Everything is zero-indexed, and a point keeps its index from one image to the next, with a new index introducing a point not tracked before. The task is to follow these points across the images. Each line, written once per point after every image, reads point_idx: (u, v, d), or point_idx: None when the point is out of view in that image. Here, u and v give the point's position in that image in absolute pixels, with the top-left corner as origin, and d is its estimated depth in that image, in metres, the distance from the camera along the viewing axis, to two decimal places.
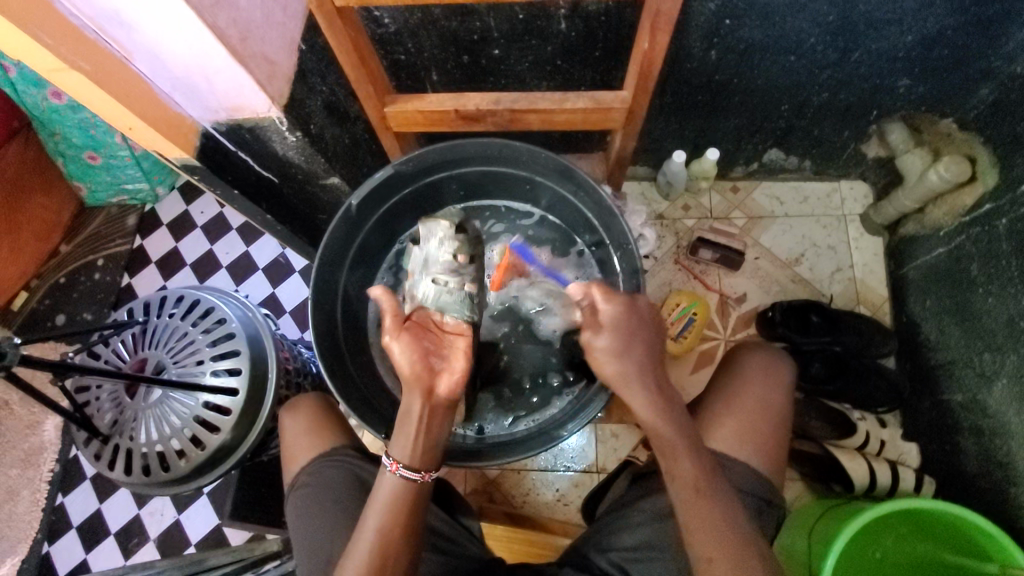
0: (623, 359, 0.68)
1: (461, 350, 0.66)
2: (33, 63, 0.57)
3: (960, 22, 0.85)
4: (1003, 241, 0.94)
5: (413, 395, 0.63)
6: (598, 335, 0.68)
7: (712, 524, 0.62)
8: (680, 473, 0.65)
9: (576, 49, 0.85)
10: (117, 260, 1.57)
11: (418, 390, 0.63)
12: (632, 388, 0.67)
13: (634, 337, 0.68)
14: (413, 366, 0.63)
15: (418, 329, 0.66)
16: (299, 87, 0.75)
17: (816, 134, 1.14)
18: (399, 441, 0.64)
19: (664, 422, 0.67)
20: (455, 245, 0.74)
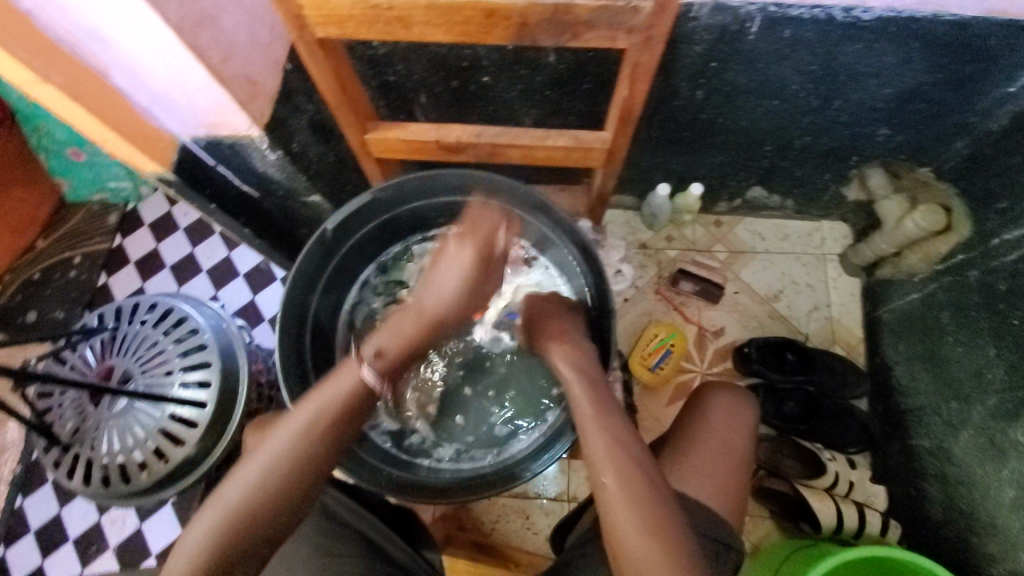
0: (576, 360, 0.73)
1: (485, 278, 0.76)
2: (8, 77, 0.56)
3: (938, 78, 0.87)
4: (973, 292, 0.96)
5: (293, 441, 0.65)
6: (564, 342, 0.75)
7: (637, 488, 0.63)
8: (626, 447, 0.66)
9: (563, 81, 0.86)
10: (94, 259, 1.54)
11: (303, 444, 0.65)
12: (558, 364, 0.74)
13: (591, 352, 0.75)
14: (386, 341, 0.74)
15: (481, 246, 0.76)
16: (281, 106, 0.74)
17: (798, 175, 1.16)
18: (266, 450, 0.65)
19: (582, 390, 0.71)
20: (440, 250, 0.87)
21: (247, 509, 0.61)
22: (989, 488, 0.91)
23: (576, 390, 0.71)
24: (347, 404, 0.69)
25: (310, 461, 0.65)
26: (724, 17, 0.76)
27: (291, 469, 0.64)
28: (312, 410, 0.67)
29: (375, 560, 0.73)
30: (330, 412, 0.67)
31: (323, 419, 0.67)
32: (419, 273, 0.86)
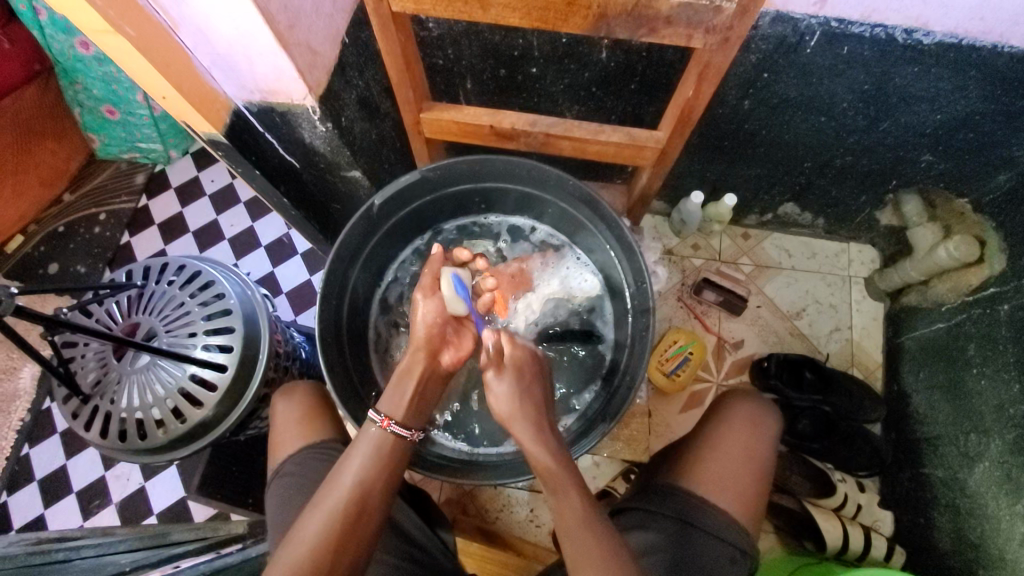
0: (522, 403, 0.68)
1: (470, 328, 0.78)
2: (81, 24, 0.57)
3: (989, 109, 0.86)
4: (1002, 326, 0.95)
5: (352, 480, 0.63)
6: (503, 377, 0.70)
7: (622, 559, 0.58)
8: (576, 507, 0.61)
9: (612, 79, 0.86)
10: (119, 217, 1.55)
11: (343, 516, 0.60)
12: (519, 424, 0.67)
13: (531, 388, 0.70)
14: (392, 404, 0.69)
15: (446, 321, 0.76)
16: (336, 79, 0.75)
17: (833, 194, 1.15)
18: (306, 526, 0.59)
19: (544, 453, 0.64)
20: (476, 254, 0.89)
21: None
22: (1002, 522, 0.90)
23: (524, 437, 0.66)
24: (386, 473, 0.64)
25: (352, 532, 0.60)
26: (785, 28, 0.76)
27: (335, 542, 0.58)
28: (349, 478, 0.62)
29: (391, 536, 0.74)
30: (366, 485, 0.62)
31: (359, 486, 0.62)
32: None
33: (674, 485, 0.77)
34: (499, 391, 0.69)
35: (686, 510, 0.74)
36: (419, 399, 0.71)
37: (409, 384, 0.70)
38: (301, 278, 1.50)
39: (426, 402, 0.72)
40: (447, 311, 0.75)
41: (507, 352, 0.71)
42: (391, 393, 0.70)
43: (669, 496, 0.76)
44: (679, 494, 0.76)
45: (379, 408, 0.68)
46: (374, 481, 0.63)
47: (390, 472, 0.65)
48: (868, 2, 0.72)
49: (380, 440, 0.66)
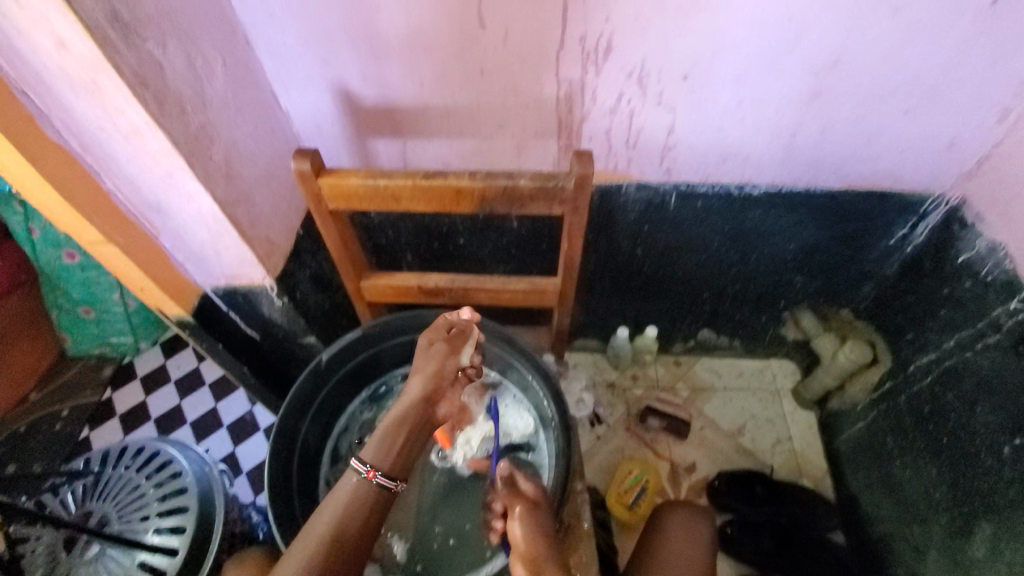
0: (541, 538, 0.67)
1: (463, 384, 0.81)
2: (81, 236, 0.71)
3: (829, 236, 1.06)
4: (905, 416, 1.05)
5: (330, 526, 0.61)
6: (528, 512, 0.70)
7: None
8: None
9: (525, 242, 1.04)
10: (82, 411, 1.58)
11: (319, 563, 0.57)
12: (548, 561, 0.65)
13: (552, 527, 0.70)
14: (377, 450, 0.68)
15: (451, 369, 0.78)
16: (291, 262, 0.91)
17: (738, 318, 1.32)
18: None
19: None
20: None
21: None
22: None
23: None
24: (360, 521, 0.62)
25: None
26: (648, 192, 0.97)
27: None
28: (322, 529, 0.60)
29: None
30: (343, 533, 0.60)
31: (337, 532, 0.60)
32: None
33: None
34: (517, 525, 0.68)
35: None
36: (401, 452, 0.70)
37: (397, 438, 0.70)
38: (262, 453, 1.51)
39: (414, 453, 0.71)
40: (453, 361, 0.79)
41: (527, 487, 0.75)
42: (377, 442, 0.69)
43: None
44: None
45: (365, 457, 0.67)
46: (352, 531, 0.61)
47: (366, 521, 0.63)
48: (703, 170, 0.94)
49: (359, 491, 0.64)
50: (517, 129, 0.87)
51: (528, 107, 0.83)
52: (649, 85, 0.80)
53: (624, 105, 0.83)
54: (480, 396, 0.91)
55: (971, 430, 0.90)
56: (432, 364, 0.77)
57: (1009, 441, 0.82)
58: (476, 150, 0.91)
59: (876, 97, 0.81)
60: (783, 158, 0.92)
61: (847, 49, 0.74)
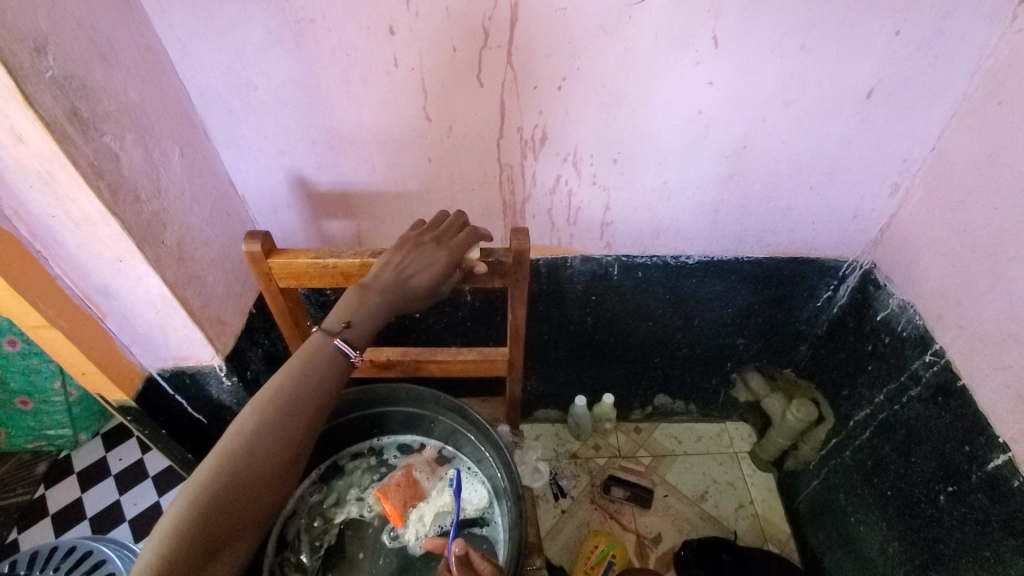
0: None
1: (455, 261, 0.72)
2: (21, 322, 0.70)
3: (762, 301, 1.14)
4: (852, 471, 1.09)
5: (286, 384, 0.62)
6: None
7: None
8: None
9: (477, 315, 1.08)
10: (7, 513, 1.46)
11: (270, 418, 0.59)
12: None
13: None
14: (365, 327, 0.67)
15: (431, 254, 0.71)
16: (243, 341, 0.91)
17: (691, 382, 1.36)
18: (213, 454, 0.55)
19: None
20: (364, 476, 0.92)
21: (202, 505, 0.52)
22: None
23: None
24: (313, 389, 0.63)
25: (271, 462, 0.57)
26: (592, 264, 1.03)
27: (263, 448, 0.57)
28: (276, 379, 0.62)
29: None
30: (296, 393, 0.62)
31: (290, 390, 0.61)
32: (346, 503, 0.89)
33: None
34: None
35: None
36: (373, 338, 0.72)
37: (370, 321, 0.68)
38: None
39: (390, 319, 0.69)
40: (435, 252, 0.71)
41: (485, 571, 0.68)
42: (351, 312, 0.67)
43: None
44: None
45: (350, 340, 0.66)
46: (306, 396, 0.62)
47: (321, 396, 0.64)
48: (641, 243, 1.01)
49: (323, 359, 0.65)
50: (464, 209, 0.92)
51: (473, 189, 0.90)
52: (583, 168, 0.88)
53: (562, 185, 0.90)
54: (434, 471, 0.90)
55: (911, 481, 0.93)
56: (429, 259, 0.70)
57: (945, 489, 0.86)
58: None
59: (783, 175, 0.90)
60: (710, 231, 0.99)
61: (751, 136, 0.84)
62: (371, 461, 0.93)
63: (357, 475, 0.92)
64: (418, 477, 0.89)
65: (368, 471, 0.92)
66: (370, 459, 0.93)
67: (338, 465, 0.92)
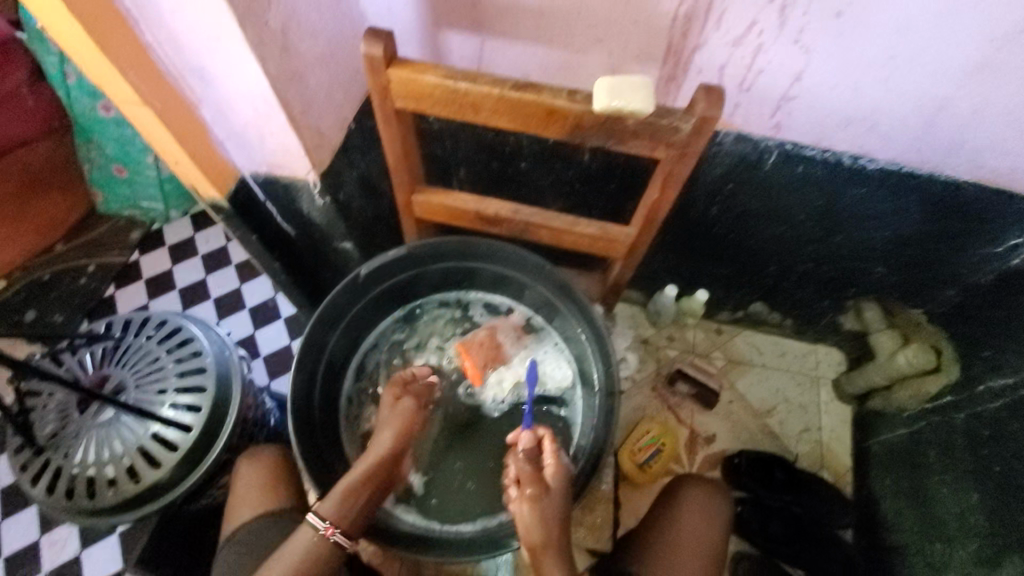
0: (550, 528, 0.68)
1: (576, 109, 0.62)
2: (112, 91, 0.63)
3: (932, 230, 0.93)
4: (959, 434, 0.98)
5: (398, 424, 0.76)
6: (541, 500, 0.69)
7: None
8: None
9: (592, 178, 0.93)
10: (107, 270, 1.57)
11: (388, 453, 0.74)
12: (548, 557, 0.68)
13: (564, 515, 0.70)
14: (336, 505, 0.69)
15: (526, 106, 0.63)
16: (338, 159, 0.82)
17: (799, 297, 1.22)
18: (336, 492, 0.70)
19: None
20: (448, 326, 0.90)
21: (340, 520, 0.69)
22: None
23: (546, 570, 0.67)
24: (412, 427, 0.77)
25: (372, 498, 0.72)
26: (747, 145, 0.85)
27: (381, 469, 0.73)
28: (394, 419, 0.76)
29: None
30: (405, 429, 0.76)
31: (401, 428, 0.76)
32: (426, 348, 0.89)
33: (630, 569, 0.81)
34: (527, 509, 0.69)
35: None
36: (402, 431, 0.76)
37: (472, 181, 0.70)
38: (281, 344, 1.51)
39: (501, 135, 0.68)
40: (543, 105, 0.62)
41: (548, 471, 0.72)
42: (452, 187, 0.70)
43: None
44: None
45: (322, 510, 0.69)
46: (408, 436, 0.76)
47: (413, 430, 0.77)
48: (818, 130, 0.81)
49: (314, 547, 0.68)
50: (617, 47, 0.74)
51: (637, 22, 0.70)
52: (791, 17, 0.66)
53: (753, 37, 0.69)
54: (518, 339, 0.87)
55: None
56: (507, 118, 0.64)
57: None
58: (563, 63, 0.78)
59: None
60: (917, 132, 0.78)
61: None
62: (456, 314, 0.90)
63: (439, 325, 0.90)
64: (501, 340, 0.86)
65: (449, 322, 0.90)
66: (455, 311, 0.90)
67: (422, 308, 0.90)
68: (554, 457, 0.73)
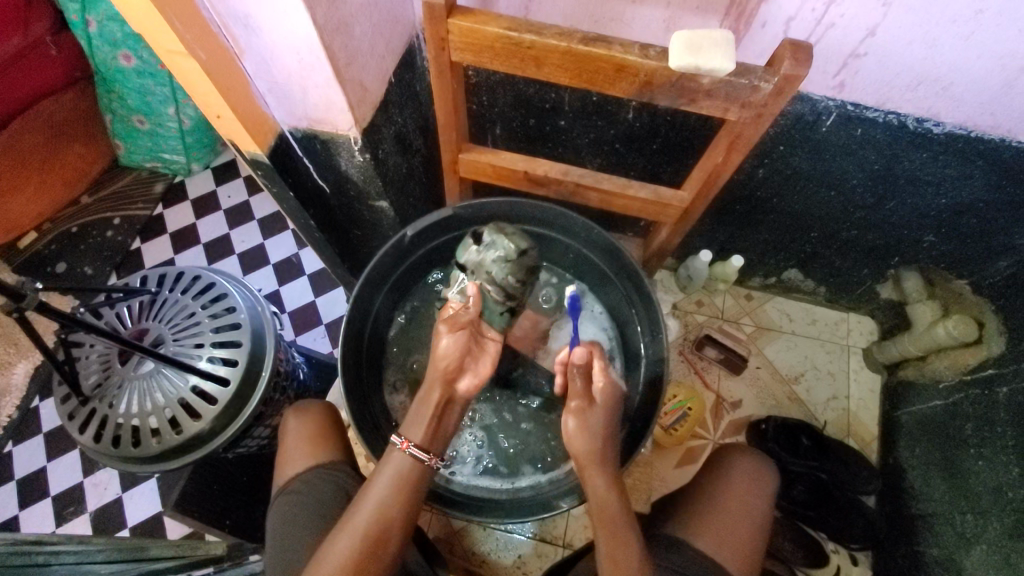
0: (596, 440, 0.70)
1: (646, 63, 0.59)
2: (156, 41, 0.60)
3: (992, 198, 0.90)
4: (1001, 408, 0.96)
5: (385, 497, 0.65)
6: (585, 411, 0.70)
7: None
8: (621, 546, 0.68)
9: (635, 138, 0.90)
10: (133, 224, 1.57)
11: (367, 534, 0.63)
12: (594, 471, 0.69)
13: (611, 428, 0.71)
14: (421, 431, 0.67)
15: (589, 60, 0.60)
16: (379, 114, 0.80)
17: (837, 265, 1.20)
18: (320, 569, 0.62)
19: (615, 505, 0.69)
20: (511, 265, 0.70)
21: None
22: None
23: (592, 477, 0.69)
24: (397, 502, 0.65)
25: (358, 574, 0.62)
26: (804, 106, 0.81)
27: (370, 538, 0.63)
28: (376, 491, 0.65)
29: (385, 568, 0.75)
30: (386, 505, 0.65)
31: (381, 505, 0.64)
32: (477, 274, 0.71)
33: (675, 535, 0.80)
34: (572, 424, 0.70)
35: (686, 562, 0.76)
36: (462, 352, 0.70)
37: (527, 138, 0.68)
38: (308, 300, 1.51)
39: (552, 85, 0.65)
40: (613, 56, 0.59)
41: (597, 385, 0.72)
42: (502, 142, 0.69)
43: (673, 549, 0.78)
44: (683, 547, 0.78)
45: (400, 431, 0.68)
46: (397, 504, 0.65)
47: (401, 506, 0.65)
48: (884, 92, 0.77)
49: (402, 466, 0.66)
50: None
51: None
52: None
53: None
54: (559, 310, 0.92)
55: None
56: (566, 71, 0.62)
57: None
58: (615, 14, 0.74)
59: None
60: (993, 95, 0.74)
61: None
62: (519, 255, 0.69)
63: (490, 266, 0.69)
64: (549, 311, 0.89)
65: (513, 262, 0.70)
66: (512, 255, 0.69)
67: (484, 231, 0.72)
68: (604, 374, 0.72)
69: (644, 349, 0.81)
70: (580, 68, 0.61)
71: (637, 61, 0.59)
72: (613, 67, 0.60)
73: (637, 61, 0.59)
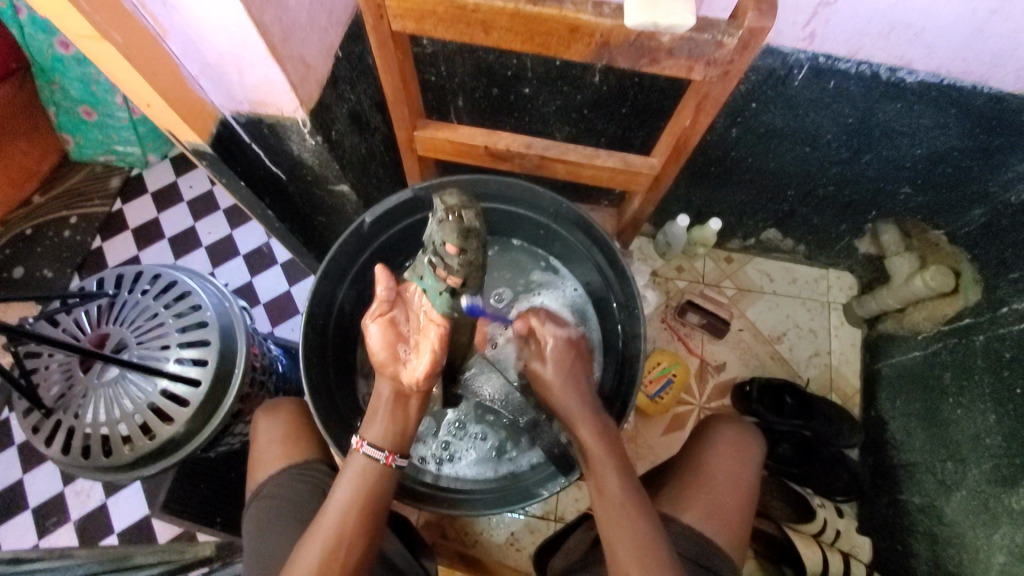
0: (568, 387, 0.72)
1: (602, 22, 0.55)
2: (65, 25, 0.54)
3: (966, 146, 0.88)
4: (978, 356, 0.96)
5: (348, 498, 0.64)
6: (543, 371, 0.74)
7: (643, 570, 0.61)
8: (610, 487, 0.66)
9: (603, 103, 0.86)
10: (90, 222, 1.49)
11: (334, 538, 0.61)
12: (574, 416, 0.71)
13: (579, 377, 0.73)
14: (381, 429, 0.67)
15: (543, 23, 0.56)
16: (328, 92, 0.75)
17: (814, 222, 1.18)
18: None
19: (600, 445, 0.68)
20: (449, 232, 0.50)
21: None
22: (979, 552, 0.90)
23: (575, 424, 0.70)
24: (362, 503, 0.64)
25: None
26: (774, 60, 0.78)
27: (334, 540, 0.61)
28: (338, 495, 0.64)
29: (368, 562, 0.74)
30: (347, 508, 0.63)
31: (345, 507, 0.63)
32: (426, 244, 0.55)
33: (664, 513, 0.80)
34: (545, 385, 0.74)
35: (675, 540, 0.76)
36: (396, 341, 0.67)
37: None
38: (280, 290, 1.46)
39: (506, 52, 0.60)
40: (565, 17, 0.55)
41: (545, 343, 0.75)
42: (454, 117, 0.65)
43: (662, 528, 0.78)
44: (672, 525, 0.78)
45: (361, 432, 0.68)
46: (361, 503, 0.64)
47: (364, 506, 0.64)
48: (855, 41, 0.74)
49: (361, 466, 0.65)
50: None
51: None
52: None
53: None
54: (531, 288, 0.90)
55: None
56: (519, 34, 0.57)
57: None
58: None
59: None
60: (966, 40, 0.71)
61: None
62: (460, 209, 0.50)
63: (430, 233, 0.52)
64: None
65: (457, 230, 0.50)
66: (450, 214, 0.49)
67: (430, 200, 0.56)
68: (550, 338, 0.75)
69: (622, 323, 0.79)
70: (533, 31, 0.57)
71: (594, 20, 0.55)
72: (568, 28, 0.56)
73: (594, 20, 0.55)
